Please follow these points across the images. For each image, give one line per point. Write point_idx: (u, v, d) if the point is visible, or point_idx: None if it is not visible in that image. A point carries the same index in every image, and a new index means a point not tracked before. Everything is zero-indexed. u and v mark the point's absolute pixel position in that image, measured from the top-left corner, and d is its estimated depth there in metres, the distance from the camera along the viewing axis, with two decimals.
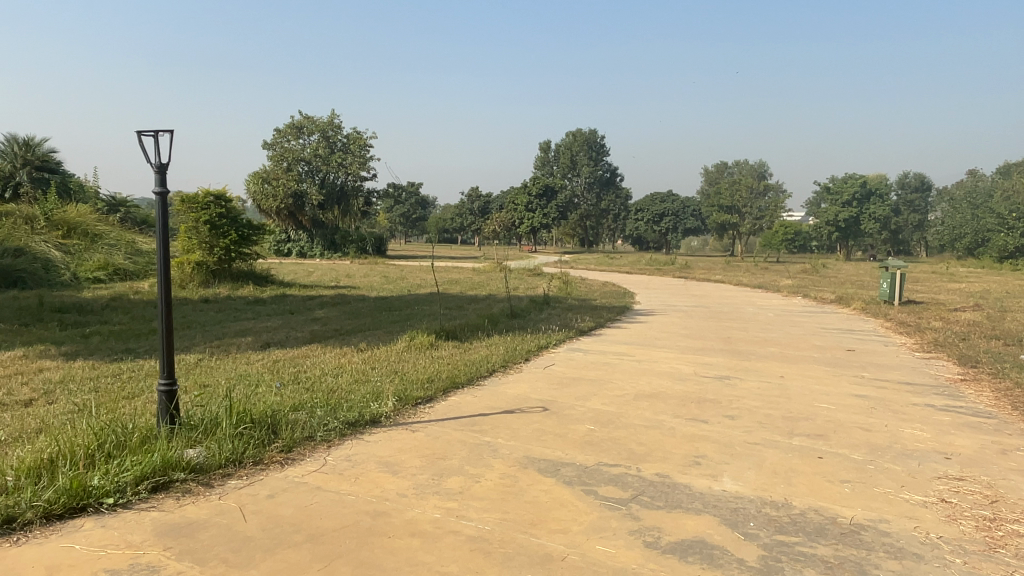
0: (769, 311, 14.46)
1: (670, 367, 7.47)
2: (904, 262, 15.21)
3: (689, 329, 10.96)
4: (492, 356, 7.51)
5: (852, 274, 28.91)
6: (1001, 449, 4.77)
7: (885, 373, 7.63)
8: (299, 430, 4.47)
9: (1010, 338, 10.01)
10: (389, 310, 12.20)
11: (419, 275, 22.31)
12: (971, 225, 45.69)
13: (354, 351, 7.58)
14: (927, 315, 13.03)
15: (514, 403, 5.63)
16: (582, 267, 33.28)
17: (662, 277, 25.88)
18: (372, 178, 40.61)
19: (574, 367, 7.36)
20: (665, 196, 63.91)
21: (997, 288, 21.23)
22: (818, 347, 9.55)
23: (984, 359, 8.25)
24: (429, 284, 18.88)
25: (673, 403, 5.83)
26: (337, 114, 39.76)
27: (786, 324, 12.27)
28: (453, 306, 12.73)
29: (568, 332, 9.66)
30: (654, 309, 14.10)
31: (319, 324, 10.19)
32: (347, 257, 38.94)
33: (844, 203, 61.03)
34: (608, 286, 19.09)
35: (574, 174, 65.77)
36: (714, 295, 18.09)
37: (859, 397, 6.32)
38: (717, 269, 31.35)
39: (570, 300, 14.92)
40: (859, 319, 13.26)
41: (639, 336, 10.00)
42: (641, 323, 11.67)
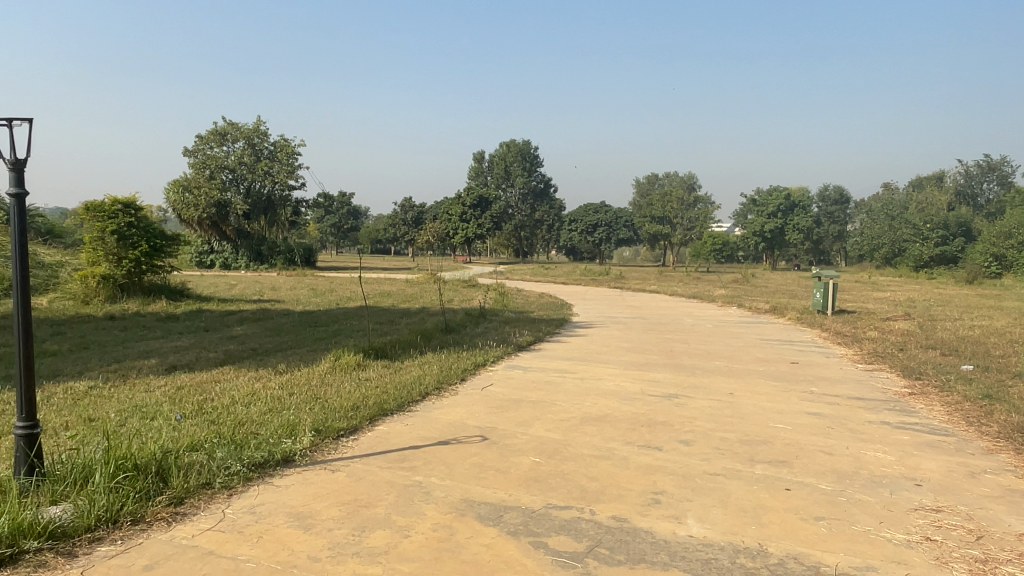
0: (707, 322, 14.32)
1: (613, 386, 7.04)
2: (836, 273, 15.37)
3: (630, 343, 10.61)
4: (425, 376, 6.92)
5: (781, 284, 29.48)
6: (969, 471, 4.48)
7: (834, 387, 7.41)
8: (193, 477, 3.80)
9: (944, 347, 10.05)
10: (315, 326, 11.41)
11: (349, 287, 21.42)
12: (888, 235, 47.70)
13: (270, 374, 6.86)
14: (861, 325, 13.11)
15: (449, 431, 5.06)
16: (517, 277, 32.93)
17: (598, 288, 25.76)
18: (300, 187, 39.48)
19: (513, 387, 6.83)
20: (598, 207, 64.42)
21: (918, 296, 21.90)
22: (762, 359, 9.32)
23: (926, 371, 8.14)
24: (359, 297, 18.10)
25: (622, 427, 5.36)
26: (262, 121, 38.56)
27: (725, 335, 12.09)
28: (385, 320, 12.04)
29: (506, 347, 9.15)
30: (594, 321, 13.74)
31: (235, 343, 9.35)
32: (274, 268, 37.52)
33: (769, 215, 62.89)
34: (545, 298, 18.70)
35: (509, 184, 65.61)
36: (651, 306, 17.92)
37: (813, 415, 6.01)
38: (651, 280, 31.54)
39: (507, 312, 14.42)
40: (795, 329, 13.24)
41: (580, 351, 9.57)
42: (581, 337, 11.25)
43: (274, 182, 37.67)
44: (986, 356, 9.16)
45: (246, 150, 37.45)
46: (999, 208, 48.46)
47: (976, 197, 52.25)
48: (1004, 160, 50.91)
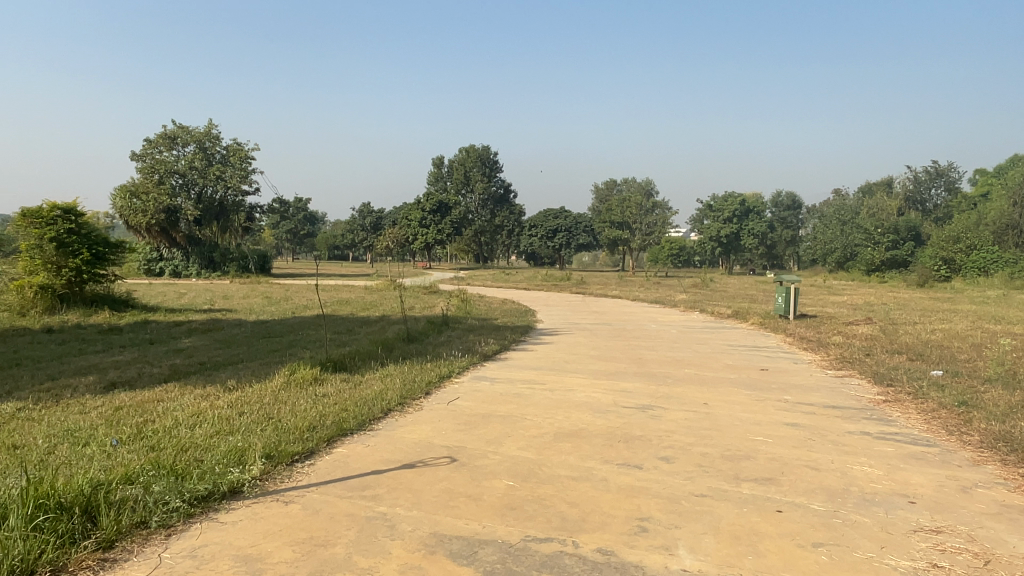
0: (672, 328, 14.16)
1: (585, 398, 6.74)
2: (798, 278, 15.36)
3: (597, 350, 10.34)
4: (387, 390, 6.53)
5: (740, 288, 29.67)
6: (962, 486, 4.28)
7: (808, 395, 7.24)
8: (126, 515, 3.38)
9: (909, 352, 10.02)
10: (269, 338, 10.88)
11: (305, 295, 20.74)
12: (840, 239, 48.62)
13: (219, 392, 6.38)
14: (824, 329, 13.07)
15: (414, 452, 4.70)
16: (477, 284, 32.48)
17: (559, 293, 25.50)
18: (254, 192, 38.68)
19: (481, 401, 6.48)
20: (558, 212, 64.34)
21: (874, 300, 22.17)
22: (732, 366, 9.15)
23: (896, 377, 8.05)
24: (315, 305, 17.49)
25: (598, 443, 5.06)
26: (214, 125, 37.68)
27: (691, 341, 11.93)
28: (343, 330, 11.56)
29: (472, 357, 8.79)
30: (558, 328, 13.46)
31: (183, 357, 8.80)
32: (227, 276, 36.43)
33: (725, 220, 63.68)
34: (507, 304, 18.37)
35: (468, 190, 65.00)
36: (614, 312, 17.71)
37: (792, 426, 5.80)
38: (611, 285, 31.40)
39: (469, 320, 14.02)
40: (760, 334, 13.15)
41: (547, 360, 9.26)
42: (547, 345, 10.95)
43: (227, 187, 36.67)
44: (952, 361, 9.14)
45: (198, 155, 36.49)
46: (946, 213, 49.84)
47: (924, 202, 53.66)
48: (950, 167, 52.42)
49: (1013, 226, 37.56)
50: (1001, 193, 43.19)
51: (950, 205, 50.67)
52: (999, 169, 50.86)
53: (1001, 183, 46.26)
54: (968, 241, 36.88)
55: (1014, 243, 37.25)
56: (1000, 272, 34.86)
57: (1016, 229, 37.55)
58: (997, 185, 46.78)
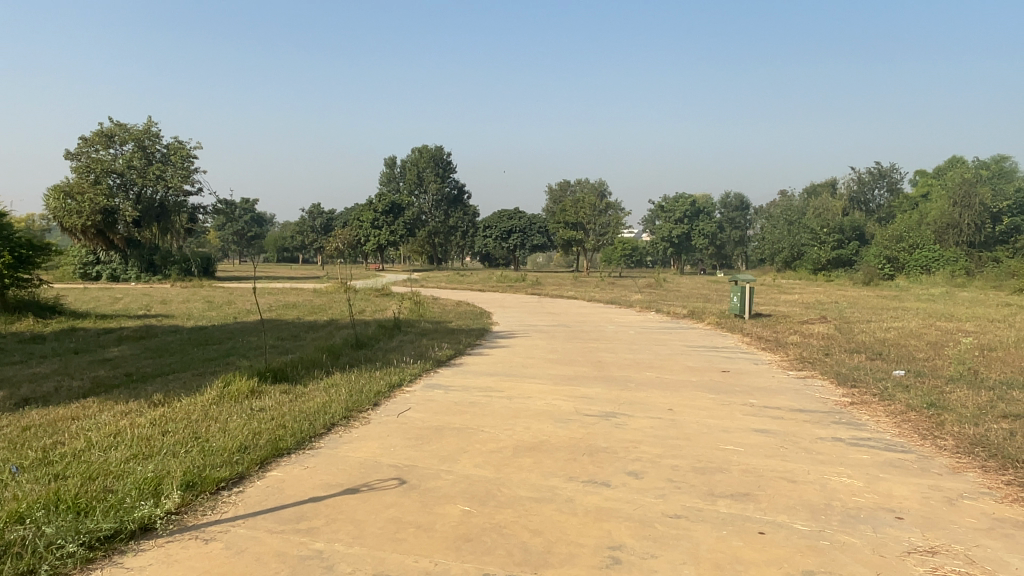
0: (630, 329, 13.88)
1: (545, 406, 6.34)
2: (753, 277, 15.24)
3: (555, 354, 9.97)
4: (332, 402, 6.03)
5: (693, 288, 29.78)
6: (946, 497, 4.03)
7: (774, 398, 6.98)
8: (10, 564, 2.85)
9: (868, 351, 9.91)
10: (206, 345, 10.21)
11: (249, 299, 19.86)
12: (788, 239, 49.50)
13: (143, 408, 5.79)
14: (782, 328, 12.95)
15: (358, 474, 4.24)
16: (430, 285, 31.81)
17: (514, 295, 25.05)
18: (197, 193, 37.41)
19: (434, 412, 6.03)
20: (512, 213, 63.98)
21: (825, 299, 22.36)
22: (693, 368, 8.89)
23: (860, 377, 7.87)
24: (260, 309, 16.71)
25: (560, 458, 4.67)
26: (153, 122, 36.25)
27: (650, 342, 11.63)
28: (287, 337, 10.95)
29: (424, 363, 8.33)
30: (514, 331, 13.04)
31: (108, 368, 8.12)
32: (168, 279, 34.95)
33: (677, 220, 64.29)
34: (462, 306, 17.88)
35: (421, 191, 64.25)
36: (570, 313, 17.36)
37: (763, 433, 5.50)
38: (566, 286, 31.14)
39: (422, 323, 13.50)
40: (717, 334, 12.96)
41: (504, 364, 8.84)
42: (504, 348, 10.52)
43: (167, 186, 35.31)
44: (911, 360, 9.03)
45: (137, 154, 35.11)
46: (888, 213, 51.20)
47: (868, 202, 55.05)
48: (892, 168, 53.90)
49: (954, 225, 38.72)
50: (940, 194, 44.46)
51: (892, 204, 52.08)
52: (938, 170, 52.52)
53: (940, 184, 47.74)
54: (911, 239, 37.87)
55: (955, 242, 38.43)
56: (941, 270, 35.88)
57: (957, 228, 38.76)
58: (936, 186, 48.27)
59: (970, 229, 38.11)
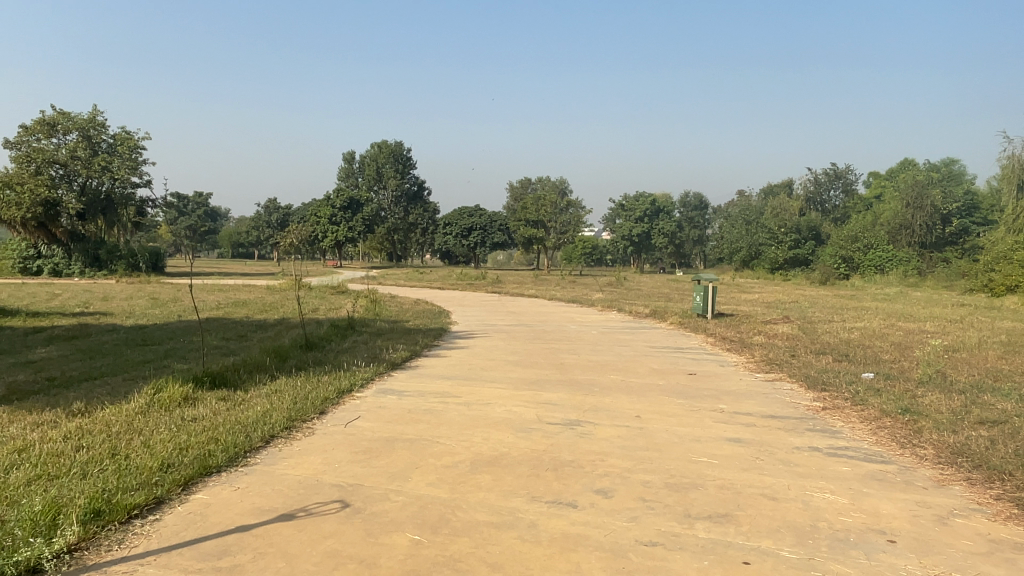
0: (592, 329, 13.56)
1: (504, 414, 5.93)
2: (716, 277, 15.06)
3: (516, 355, 9.58)
4: (273, 411, 5.52)
5: (654, 287, 29.69)
6: (939, 515, 3.73)
7: (744, 403, 6.70)
8: None
9: (834, 353, 9.75)
10: (143, 346, 9.54)
11: (197, 296, 19.05)
12: (745, 238, 50.09)
13: (59, 419, 5.20)
14: (745, 328, 12.77)
15: (296, 497, 3.77)
16: (389, 283, 31.19)
17: (474, 293, 24.61)
18: (145, 186, 36.09)
19: (386, 421, 5.57)
20: (473, 210, 63.41)
21: (785, 298, 22.44)
22: (659, 370, 8.58)
23: (829, 380, 7.65)
24: (208, 307, 15.94)
25: (522, 474, 4.27)
26: (99, 111, 34.77)
27: (613, 342, 11.31)
28: (234, 337, 10.34)
29: (378, 366, 7.85)
30: (473, 331, 12.60)
31: (30, 372, 7.45)
32: (114, 275, 33.58)
33: (637, 219, 64.59)
34: (420, 305, 17.35)
35: (381, 186, 63.33)
36: (531, 312, 16.99)
37: (737, 443, 5.18)
38: (527, 284, 30.77)
39: (378, 322, 12.97)
40: (681, 334, 12.72)
41: (463, 367, 8.42)
42: (462, 350, 10.09)
43: (114, 178, 33.93)
44: (878, 362, 8.86)
45: (81, 143, 33.62)
46: (843, 214, 52.19)
47: (823, 203, 56.03)
48: (847, 170, 54.95)
49: (906, 226, 39.58)
50: (893, 196, 45.44)
51: (847, 205, 53.08)
52: (891, 172, 53.74)
53: (892, 186, 48.86)
54: (865, 240, 38.58)
55: (907, 242, 39.29)
56: (894, 270, 36.64)
57: (909, 229, 39.58)
58: (889, 188, 49.39)
59: (922, 230, 39.01)
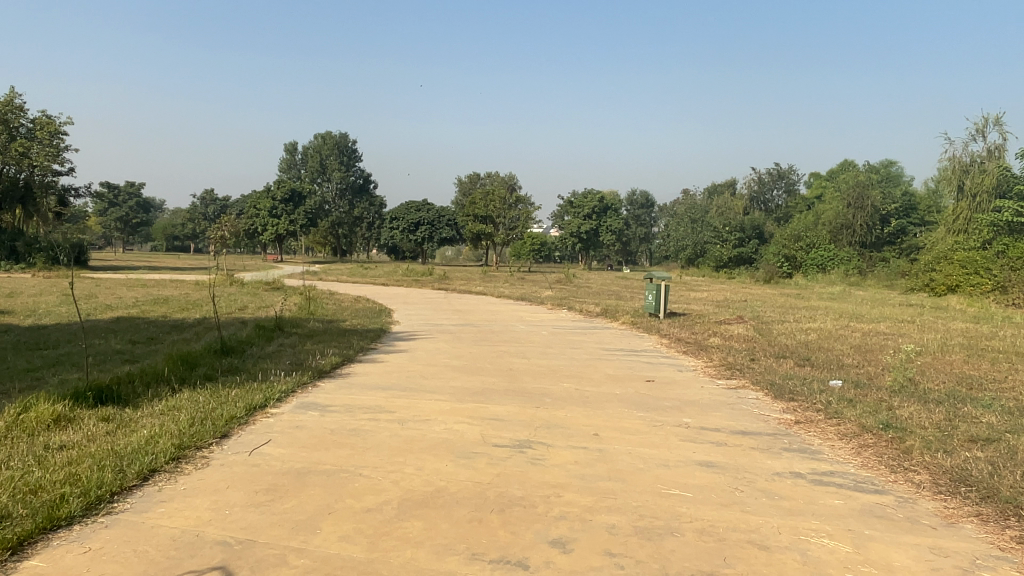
0: (542, 329, 12.79)
1: (443, 434, 5.10)
2: (669, 275, 14.47)
3: (459, 360, 8.73)
4: (161, 436, 4.60)
5: (603, 284, 29.12)
6: (962, 569, 3.10)
7: (711, 415, 6.04)
8: None
9: (796, 356, 9.21)
10: (33, 350, 8.38)
11: (115, 292, 17.55)
12: (691, 237, 50.23)
13: None
14: (701, 329, 12.19)
15: (164, 565, 2.89)
16: (330, 279, 29.88)
17: (419, 289, 23.60)
18: (68, 174, 33.72)
19: (300, 447, 4.69)
20: (420, 204, 61.99)
21: (734, 297, 22.11)
22: (615, 377, 7.87)
23: (798, 389, 7.07)
24: (124, 304, 14.59)
25: (460, 518, 3.48)
26: (15, 92, 32.13)
27: (564, 345, 10.56)
28: (142, 340, 9.25)
29: (301, 375, 6.96)
30: (414, 332, 11.68)
31: None
32: (32, 268, 31.33)
33: (585, 216, 64.33)
34: (360, 303, 16.32)
35: (324, 179, 61.45)
36: (476, 310, 16.12)
37: (710, 469, 4.49)
38: (475, 281, 29.85)
39: (310, 322, 11.95)
40: (634, 335, 12.06)
41: (399, 375, 7.55)
42: (401, 353, 9.20)
43: (33, 166, 31.44)
44: (843, 368, 8.35)
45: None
46: (785, 213, 52.91)
47: (767, 202, 56.66)
48: (790, 170, 55.67)
49: (847, 226, 40.22)
50: (835, 195, 46.16)
51: (789, 205, 53.84)
52: (832, 172, 54.66)
53: (833, 186, 49.69)
54: (807, 239, 38.97)
55: (848, 242, 39.92)
56: (836, 269, 37.12)
57: (850, 229, 40.20)
58: (830, 188, 50.24)
59: (862, 230, 39.67)
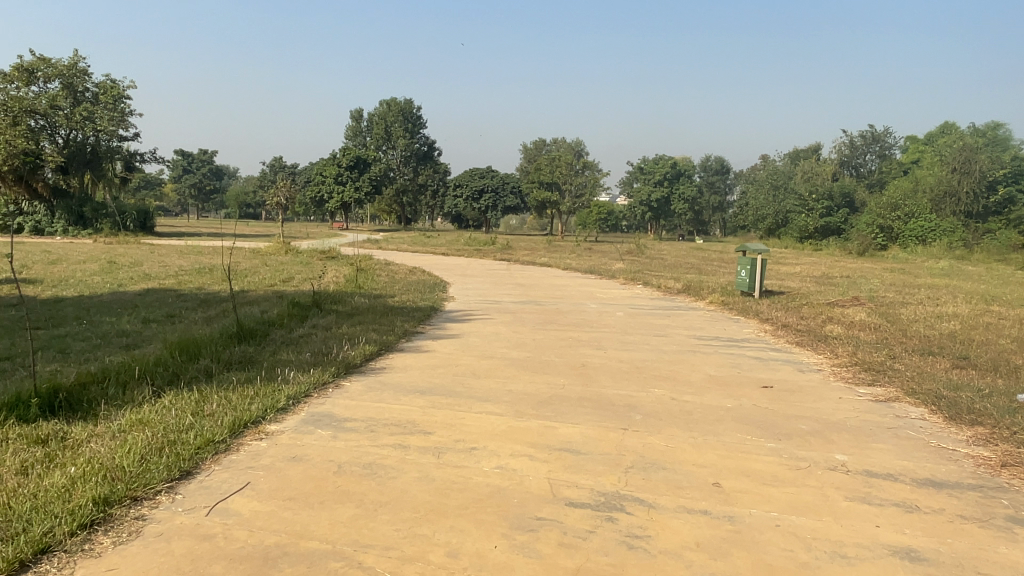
0: (618, 309, 11.08)
1: (494, 480, 3.52)
2: (766, 247, 12.46)
3: (520, 351, 7.15)
4: (85, 481, 3.17)
5: (679, 256, 27.08)
6: None
7: (876, 455, 4.26)
8: None
9: (949, 354, 7.24)
10: (31, 329, 7.25)
11: (163, 261, 16.67)
12: (772, 206, 47.18)
13: None
14: (809, 312, 10.25)
15: None
16: (391, 248, 28.76)
17: (481, 261, 22.10)
18: (132, 139, 33.57)
19: (284, 501, 3.18)
20: (485, 171, 60.29)
21: (831, 272, 19.72)
22: (721, 380, 6.12)
23: (978, 405, 5.22)
24: (166, 273, 13.58)
25: None
26: (80, 55, 31.85)
27: (647, 331, 8.82)
28: (159, 318, 8.02)
29: (324, 373, 5.50)
30: (471, 311, 10.14)
31: None
32: (100, 234, 31.49)
33: (655, 183, 61.65)
34: (416, 276, 14.90)
35: (389, 146, 60.60)
36: (541, 286, 14.47)
37: (921, 569, 2.77)
38: (542, 251, 28.14)
39: (357, 298, 10.59)
40: (727, 319, 10.20)
41: (447, 372, 6.02)
42: (451, 341, 7.65)
43: (98, 130, 31.34)
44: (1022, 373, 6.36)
45: (61, 93, 30.94)
46: (878, 180, 49.02)
47: (858, 167, 52.58)
48: (886, 132, 51.21)
49: (952, 194, 36.51)
50: (935, 161, 42.15)
51: (881, 171, 49.78)
52: (930, 136, 50.19)
53: (933, 150, 45.48)
54: (906, 208, 35.63)
55: (952, 211, 36.17)
56: (938, 242, 33.79)
57: (955, 197, 36.41)
58: (929, 152, 45.99)
59: (969, 198, 35.86)
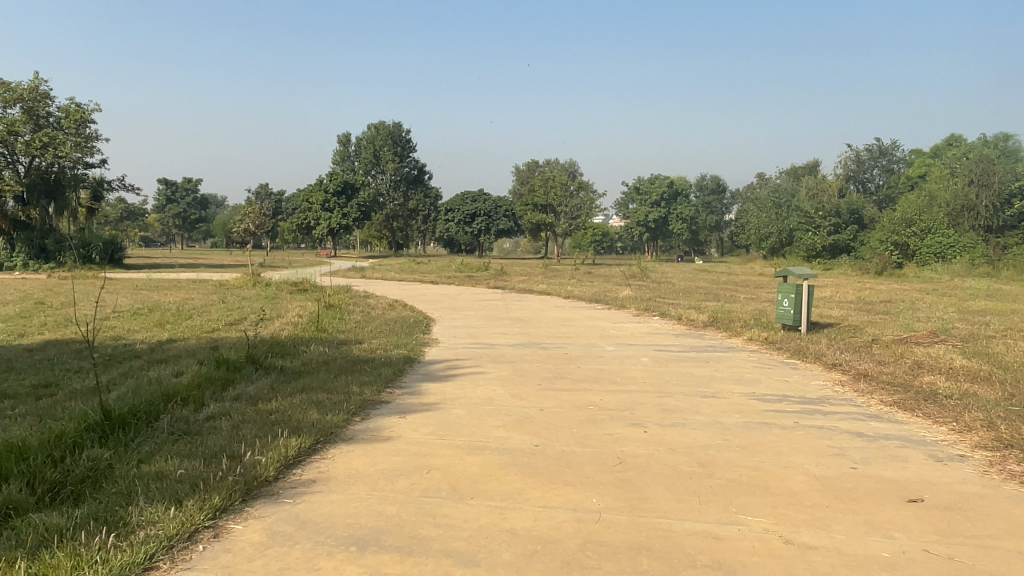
0: (641, 353, 8.88)
1: None
2: (812, 271, 10.30)
3: (524, 435, 4.91)
4: None
5: (687, 280, 25.00)
6: None
7: None
8: None
9: None
10: None
11: (104, 299, 14.38)
12: (776, 223, 45.21)
13: None
14: (885, 355, 8.04)
15: None
16: (376, 277, 26.52)
17: (474, 289, 19.89)
18: (99, 166, 31.47)
19: None
20: (476, 195, 57.94)
21: (865, 295, 17.56)
22: (840, 491, 3.90)
23: None
24: (95, 317, 11.31)
25: None
26: (41, 78, 29.74)
27: (690, 389, 6.64)
28: (22, 391, 5.83)
29: (195, 509, 3.28)
30: (455, 362, 7.91)
31: None
32: (61, 268, 29.34)
33: (652, 204, 59.84)
34: (395, 312, 12.69)
35: (378, 171, 58.75)
36: (543, 321, 12.26)
37: None
38: (538, 277, 26.04)
39: (312, 347, 8.39)
40: (784, 365, 8.00)
41: (409, 489, 3.78)
42: (425, 416, 5.43)
43: (59, 157, 29.25)
44: None
45: (20, 118, 28.77)
46: (886, 196, 47.21)
47: (864, 182, 50.76)
48: (892, 146, 49.51)
49: (970, 207, 34.46)
50: (947, 175, 40.36)
51: (888, 188, 47.93)
52: (937, 148, 48.67)
53: (942, 164, 43.80)
54: (922, 223, 33.65)
55: (971, 226, 34.20)
56: (958, 259, 31.74)
57: (973, 211, 34.39)
58: (938, 166, 44.37)
59: (988, 212, 33.85)
